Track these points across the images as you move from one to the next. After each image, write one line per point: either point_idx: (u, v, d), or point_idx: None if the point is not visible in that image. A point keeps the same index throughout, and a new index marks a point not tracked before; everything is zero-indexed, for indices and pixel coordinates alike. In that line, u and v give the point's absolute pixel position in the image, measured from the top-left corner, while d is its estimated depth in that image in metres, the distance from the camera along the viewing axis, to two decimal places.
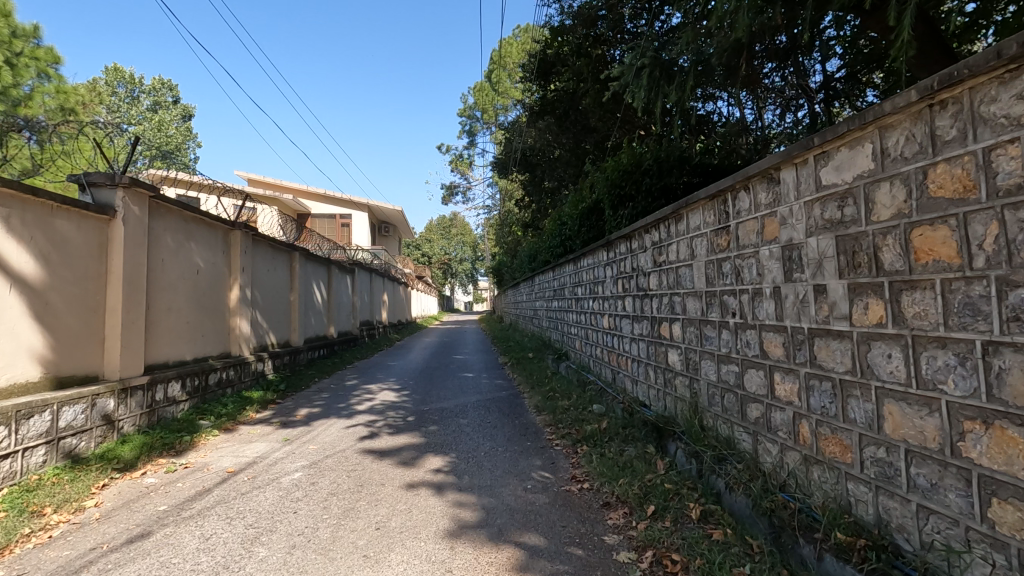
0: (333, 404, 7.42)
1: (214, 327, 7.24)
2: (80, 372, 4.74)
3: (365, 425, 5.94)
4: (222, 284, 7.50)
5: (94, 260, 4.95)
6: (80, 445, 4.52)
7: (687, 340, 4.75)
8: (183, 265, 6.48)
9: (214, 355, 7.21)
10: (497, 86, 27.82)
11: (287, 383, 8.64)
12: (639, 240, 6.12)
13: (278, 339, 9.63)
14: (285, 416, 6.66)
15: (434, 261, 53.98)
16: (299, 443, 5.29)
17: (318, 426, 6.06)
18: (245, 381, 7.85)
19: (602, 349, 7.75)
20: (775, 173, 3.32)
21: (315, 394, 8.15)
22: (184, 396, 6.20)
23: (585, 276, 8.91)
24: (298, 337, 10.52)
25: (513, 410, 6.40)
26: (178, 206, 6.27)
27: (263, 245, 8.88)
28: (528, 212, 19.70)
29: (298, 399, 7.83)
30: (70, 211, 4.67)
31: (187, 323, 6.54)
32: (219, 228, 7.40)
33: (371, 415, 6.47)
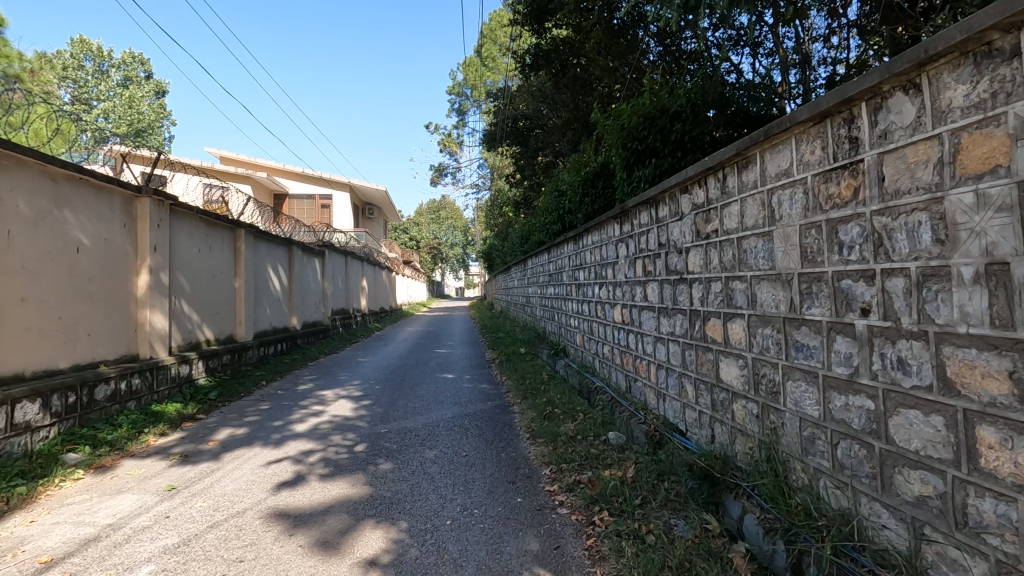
0: (269, 420, 5.78)
1: (109, 322, 5.54)
2: None
3: (294, 461, 4.31)
4: (123, 267, 5.79)
5: None
6: None
7: (758, 347, 3.16)
8: (50, 240, 4.77)
9: (110, 360, 5.52)
10: (487, 61, 25.92)
11: (222, 391, 6.99)
12: (670, 204, 4.47)
13: (217, 334, 7.93)
14: (197, 441, 5.01)
15: (423, 245, 52.16)
16: (186, 495, 3.65)
17: (233, 459, 4.44)
18: (160, 390, 6.17)
19: (614, 350, 6.14)
20: (1006, 39, 1.70)
21: (252, 405, 6.50)
22: (49, 420, 4.54)
23: (590, 257, 7.25)
24: (247, 330, 8.86)
25: (500, 433, 4.83)
26: (34, 157, 4.55)
27: (189, 217, 7.14)
28: (520, 191, 18.02)
29: (230, 412, 6.20)
30: None
31: (58, 319, 4.85)
32: (116, 193, 5.67)
33: (309, 441, 4.85)
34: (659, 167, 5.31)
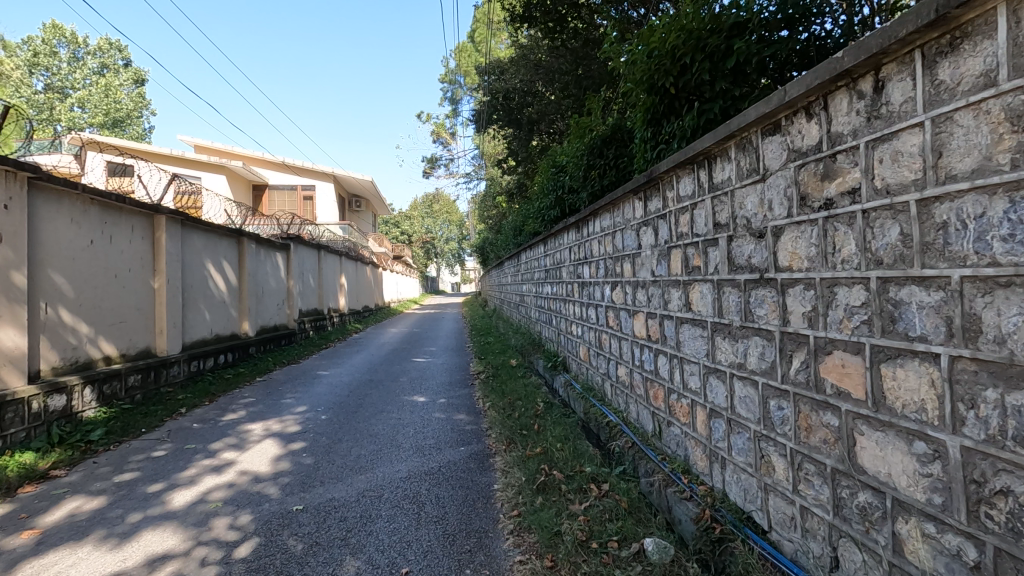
0: (147, 479, 4.07)
1: None
2: None
3: None
4: None
5: None
6: None
7: (986, 432, 1.50)
8: None
9: None
10: (478, 41, 23.99)
11: (113, 427, 5.27)
12: (738, 158, 2.76)
13: (123, 350, 6.21)
14: (11, 528, 3.30)
15: (415, 239, 50.31)
16: None
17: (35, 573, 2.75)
18: (9, 434, 4.45)
19: (635, 375, 4.44)
20: None
21: (143, 451, 4.79)
22: None
23: (598, 248, 5.54)
24: (173, 343, 7.16)
25: (472, 516, 3.16)
26: None
27: (68, 196, 5.41)
28: (513, 177, 16.22)
29: (107, 462, 4.51)
30: None
31: None
32: None
33: (174, 532, 3.14)
34: (706, 114, 3.55)
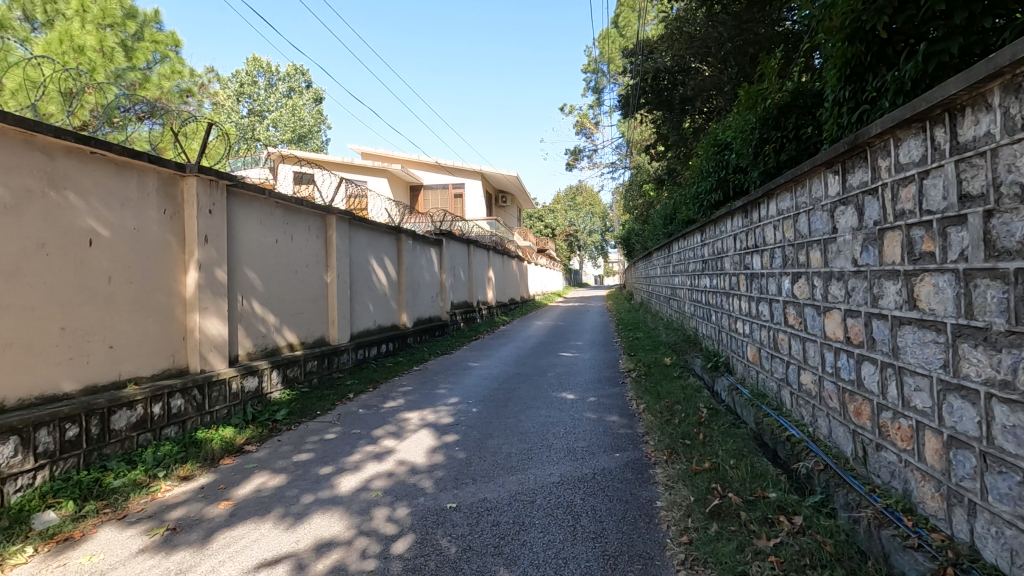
0: (320, 461, 4.36)
1: (143, 331, 4.52)
2: None
3: (295, 566, 2.72)
4: (165, 263, 4.77)
5: None
6: None
7: None
8: (44, 229, 3.73)
9: (144, 376, 4.52)
10: (622, 24, 23.05)
11: (294, 408, 5.83)
12: (1006, 106, 2.03)
13: (302, 338, 6.88)
14: (212, 497, 3.71)
15: (559, 232, 50.54)
16: None
17: (225, 544, 3.00)
18: (214, 410, 5.11)
19: (826, 385, 3.72)
20: None
21: (317, 432, 5.21)
22: (34, 463, 3.52)
23: (773, 234, 4.79)
24: (343, 332, 7.79)
25: (635, 538, 2.81)
26: (7, 123, 3.46)
27: (257, 201, 6.07)
28: (662, 162, 15.28)
29: (288, 441, 4.97)
30: None
31: (58, 330, 3.82)
32: (149, 172, 4.62)
33: (340, 518, 3.25)
34: (937, 57, 2.75)
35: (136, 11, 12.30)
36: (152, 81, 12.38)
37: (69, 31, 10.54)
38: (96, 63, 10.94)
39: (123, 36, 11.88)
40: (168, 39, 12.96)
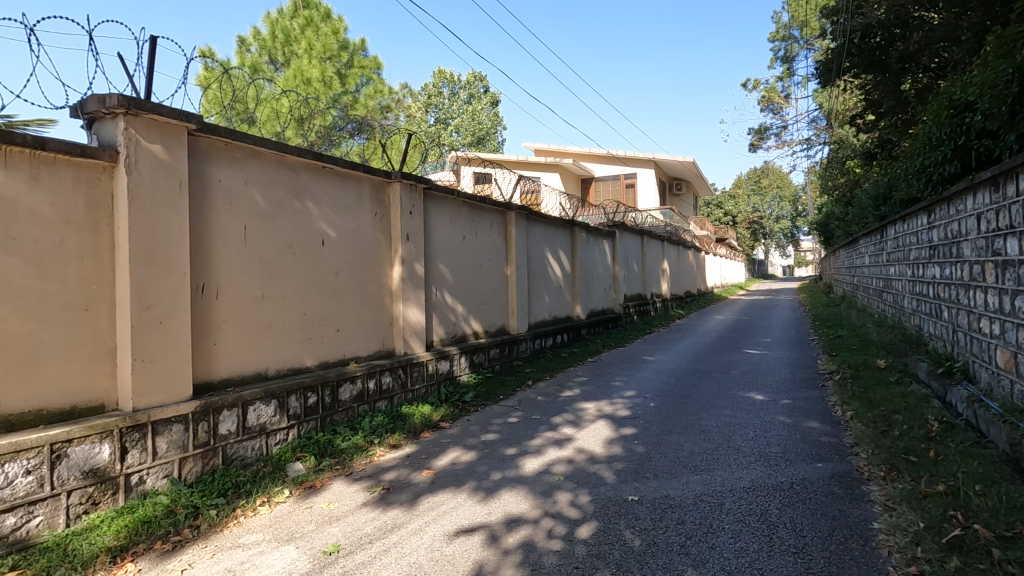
0: (505, 442, 4.66)
1: (361, 317, 5.28)
2: (56, 403, 3.14)
3: (489, 537, 2.96)
4: (377, 259, 5.49)
5: (81, 230, 3.26)
6: (32, 525, 2.91)
7: None
8: (291, 232, 4.56)
9: (361, 356, 5.28)
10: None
11: (480, 391, 6.31)
12: None
13: (486, 327, 7.40)
14: (416, 465, 4.20)
15: (741, 219, 46.61)
16: (335, 571, 2.69)
17: (428, 508, 3.38)
18: (415, 389, 5.77)
19: None
20: None
21: (501, 415, 5.57)
22: (286, 422, 4.33)
23: None
24: (521, 322, 8.18)
25: (847, 561, 2.49)
26: (267, 148, 4.30)
27: (448, 202, 6.66)
28: (871, 132, 13.18)
29: (476, 421, 5.40)
30: (14, 156, 2.98)
31: (302, 315, 4.65)
32: (364, 180, 5.36)
33: (526, 497, 3.45)
34: None
35: (348, 43, 14.37)
36: (360, 102, 14.33)
37: (301, 68, 12.78)
38: (319, 91, 13.03)
39: (338, 66, 14.00)
40: (371, 63, 14.79)
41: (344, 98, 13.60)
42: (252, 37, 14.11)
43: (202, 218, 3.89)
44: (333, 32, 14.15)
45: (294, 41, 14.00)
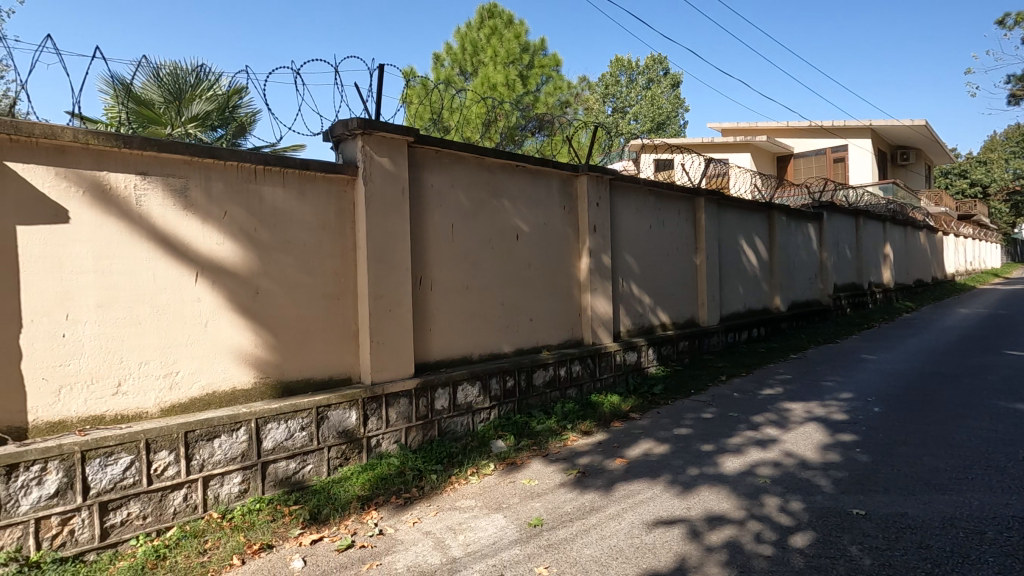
0: (701, 438, 4.47)
1: (551, 307, 5.51)
2: (319, 374, 3.88)
3: (690, 531, 2.89)
4: (565, 250, 5.67)
5: (332, 233, 3.96)
6: (306, 470, 3.64)
7: None
8: (490, 228, 4.95)
9: (552, 344, 5.52)
10: None
11: (669, 384, 6.15)
12: None
13: (673, 318, 7.16)
14: (609, 453, 4.27)
15: (994, 190, 37.63)
16: (541, 543, 2.88)
17: (624, 496, 3.42)
18: (603, 378, 5.85)
19: None
20: None
21: (694, 410, 5.36)
22: (488, 402, 4.74)
23: None
24: (712, 314, 7.74)
25: None
26: (470, 152, 4.72)
27: (634, 191, 6.57)
28: None
29: (667, 414, 5.27)
30: (288, 175, 3.74)
31: (500, 305, 5.02)
32: (554, 174, 5.56)
33: (728, 496, 3.29)
34: None
35: (529, 44, 14.96)
36: (541, 100, 14.79)
37: (488, 76, 13.78)
38: (504, 94, 13.80)
39: (520, 68, 14.65)
40: (551, 61, 15.04)
41: (526, 98, 14.23)
42: (446, 52, 15.56)
43: (418, 219, 4.43)
44: (516, 36, 14.88)
45: (481, 51, 15.07)
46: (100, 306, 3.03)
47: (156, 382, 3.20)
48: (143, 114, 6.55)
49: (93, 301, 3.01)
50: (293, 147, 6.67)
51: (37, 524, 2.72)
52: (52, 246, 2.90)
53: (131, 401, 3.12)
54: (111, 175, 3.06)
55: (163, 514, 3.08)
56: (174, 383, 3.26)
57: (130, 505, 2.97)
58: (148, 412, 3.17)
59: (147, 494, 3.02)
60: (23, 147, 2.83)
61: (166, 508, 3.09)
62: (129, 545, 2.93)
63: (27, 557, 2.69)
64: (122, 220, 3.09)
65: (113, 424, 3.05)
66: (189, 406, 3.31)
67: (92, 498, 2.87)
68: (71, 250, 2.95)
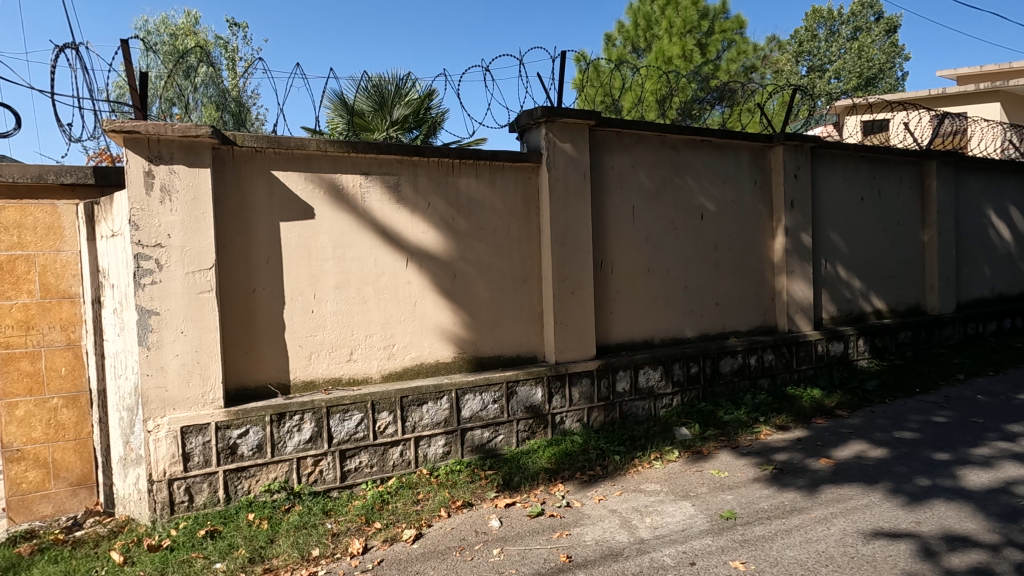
0: (933, 445, 3.81)
1: (741, 290, 5.13)
2: (508, 352, 4.15)
3: (922, 549, 2.50)
4: (758, 229, 5.22)
5: (519, 219, 4.18)
6: (498, 439, 3.94)
7: None
8: (673, 208, 4.76)
9: (742, 330, 5.15)
10: None
11: (887, 380, 5.33)
12: None
13: (892, 305, 6.17)
14: (811, 451, 3.87)
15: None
16: (735, 537, 2.74)
17: (833, 499, 3.07)
18: (801, 369, 5.29)
19: None
20: None
21: (921, 412, 4.58)
22: (671, 387, 4.61)
23: None
24: (946, 300, 6.49)
25: None
26: (652, 130, 4.58)
27: (841, 158, 5.76)
28: None
29: (885, 414, 4.59)
30: (480, 167, 4.02)
31: (683, 288, 4.83)
32: (743, 146, 5.13)
33: (974, 515, 2.77)
34: None
35: (709, 9, 13.92)
36: (722, 69, 13.68)
37: (663, 50, 13.20)
38: (681, 67, 13.08)
39: (699, 36, 13.74)
40: (734, 24, 13.76)
41: (704, 68, 13.31)
42: (618, 31, 15.21)
43: (600, 202, 4.45)
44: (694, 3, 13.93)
45: (655, 24, 14.47)
46: (338, 287, 3.62)
47: (378, 353, 3.73)
48: (358, 124, 7.55)
49: (332, 282, 3.60)
50: (479, 140, 7.14)
51: (297, 462, 3.38)
52: (302, 238, 3.53)
53: (360, 367, 3.68)
54: (343, 177, 3.62)
55: (385, 465, 3.60)
56: (391, 354, 3.76)
57: (361, 454, 3.53)
58: (372, 378, 3.71)
59: (373, 447, 3.56)
60: (282, 158, 3.48)
61: (388, 460, 3.60)
62: (361, 488, 3.49)
63: (291, 487, 3.37)
64: (351, 214, 3.64)
65: (348, 386, 3.64)
66: (402, 375, 3.80)
67: (335, 446, 3.46)
68: (316, 241, 3.56)
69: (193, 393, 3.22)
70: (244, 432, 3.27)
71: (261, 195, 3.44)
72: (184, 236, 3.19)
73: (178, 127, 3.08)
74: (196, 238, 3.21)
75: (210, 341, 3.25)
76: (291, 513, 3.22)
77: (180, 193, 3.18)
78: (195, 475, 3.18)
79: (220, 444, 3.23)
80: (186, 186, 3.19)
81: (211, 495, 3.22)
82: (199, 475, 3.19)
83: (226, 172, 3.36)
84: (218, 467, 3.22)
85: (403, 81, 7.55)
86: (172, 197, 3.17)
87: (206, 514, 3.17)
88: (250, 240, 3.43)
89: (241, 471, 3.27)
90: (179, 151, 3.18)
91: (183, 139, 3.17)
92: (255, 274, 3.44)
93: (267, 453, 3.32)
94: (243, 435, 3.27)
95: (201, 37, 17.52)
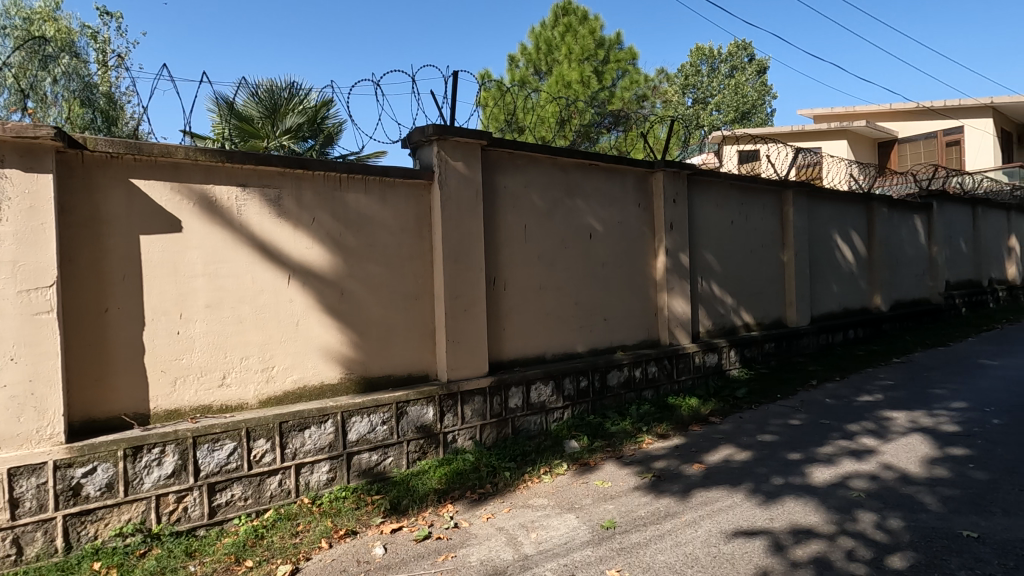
0: (788, 446, 4.23)
1: (628, 307, 5.43)
2: (399, 371, 4.06)
3: (773, 544, 2.76)
4: (642, 249, 5.56)
5: (411, 236, 4.13)
6: (387, 462, 3.83)
7: None
8: (564, 228, 4.95)
9: (628, 344, 5.44)
10: None
11: (754, 388, 5.86)
12: None
13: (758, 319, 6.81)
14: (687, 457, 4.15)
15: None
16: (613, 546, 2.86)
17: (702, 502, 3.31)
18: (681, 380, 5.67)
19: None
20: None
21: (781, 416, 5.08)
22: (561, 401, 4.74)
23: None
24: (803, 314, 7.29)
25: None
26: (543, 153, 4.74)
27: (714, 185, 6.31)
28: None
29: (751, 419, 5.03)
30: (370, 182, 3.94)
31: (574, 305, 5.01)
32: (628, 171, 5.46)
33: (817, 509, 3.11)
34: None
35: (604, 40, 14.76)
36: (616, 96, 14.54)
37: (562, 75, 13.78)
38: (578, 92, 13.72)
39: (595, 64, 14.53)
40: (627, 55, 14.69)
41: (600, 94, 14.06)
42: (520, 53, 15.66)
43: (493, 221, 4.51)
44: (590, 32, 14.71)
45: (555, 50, 15.10)
46: (209, 307, 3.35)
47: (255, 376, 3.49)
48: (245, 130, 7.10)
49: (202, 301, 3.33)
50: (377, 153, 6.99)
51: (155, 501, 3.06)
52: (167, 253, 3.24)
53: (234, 392, 3.42)
54: (217, 188, 3.38)
55: (261, 496, 3.36)
56: (269, 377, 3.54)
57: (234, 487, 3.27)
58: (248, 403, 3.47)
59: (247, 478, 3.31)
60: (145, 165, 3.18)
61: (263, 491, 3.36)
62: (232, 523, 3.23)
63: (148, 528, 3.04)
64: (225, 228, 3.40)
65: (219, 413, 3.37)
66: (282, 399, 3.58)
67: (202, 480, 3.18)
68: (184, 256, 3.28)
69: (26, 429, 2.82)
70: (89, 470, 2.90)
71: (117, 205, 3.12)
72: (17, 250, 2.81)
73: (12, 127, 2.71)
74: (33, 252, 2.84)
75: (48, 368, 2.87)
76: (146, 559, 2.90)
77: (13, 201, 2.80)
78: (26, 524, 2.77)
79: (59, 486, 2.84)
80: (21, 193, 2.82)
81: (46, 545, 2.82)
82: (31, 523, 2.78)
83: (74, 179, 3.02)
84: (55, 512, 2.83)
85: (297, 88, 7.23)
86: (3, 205, 2.78)
87: (39, 567, 2.77)
88: (104, 254, 3.09)
89: (86, 515, 2.90)
90: (13, 153, 2.80)
91: (19, 141, 2.80)
92: (109, 293, 3.10)
93: (118, 492, 2.97)
94: (88, 474, 2.91)
95: (64, 23, 15.70)
